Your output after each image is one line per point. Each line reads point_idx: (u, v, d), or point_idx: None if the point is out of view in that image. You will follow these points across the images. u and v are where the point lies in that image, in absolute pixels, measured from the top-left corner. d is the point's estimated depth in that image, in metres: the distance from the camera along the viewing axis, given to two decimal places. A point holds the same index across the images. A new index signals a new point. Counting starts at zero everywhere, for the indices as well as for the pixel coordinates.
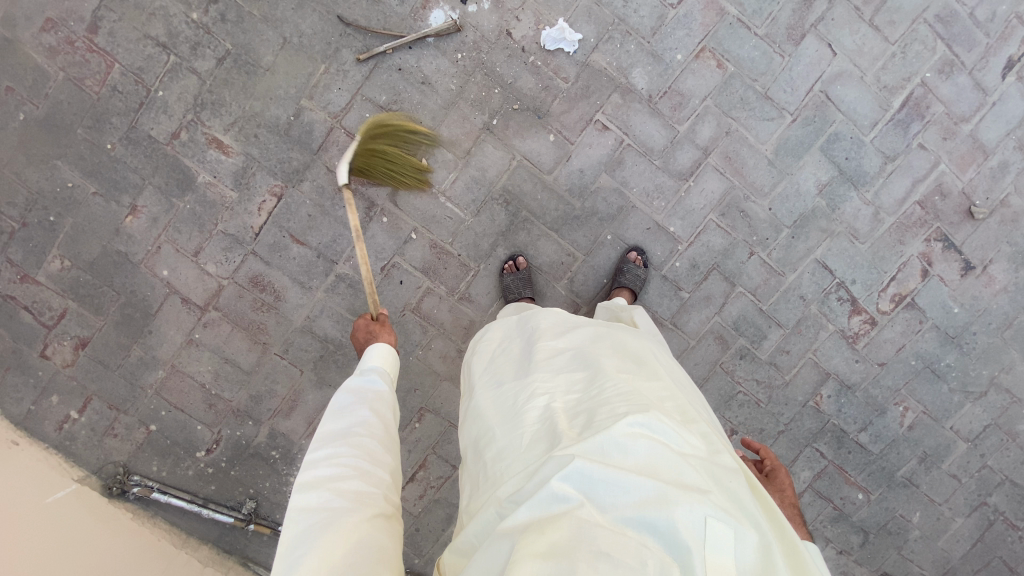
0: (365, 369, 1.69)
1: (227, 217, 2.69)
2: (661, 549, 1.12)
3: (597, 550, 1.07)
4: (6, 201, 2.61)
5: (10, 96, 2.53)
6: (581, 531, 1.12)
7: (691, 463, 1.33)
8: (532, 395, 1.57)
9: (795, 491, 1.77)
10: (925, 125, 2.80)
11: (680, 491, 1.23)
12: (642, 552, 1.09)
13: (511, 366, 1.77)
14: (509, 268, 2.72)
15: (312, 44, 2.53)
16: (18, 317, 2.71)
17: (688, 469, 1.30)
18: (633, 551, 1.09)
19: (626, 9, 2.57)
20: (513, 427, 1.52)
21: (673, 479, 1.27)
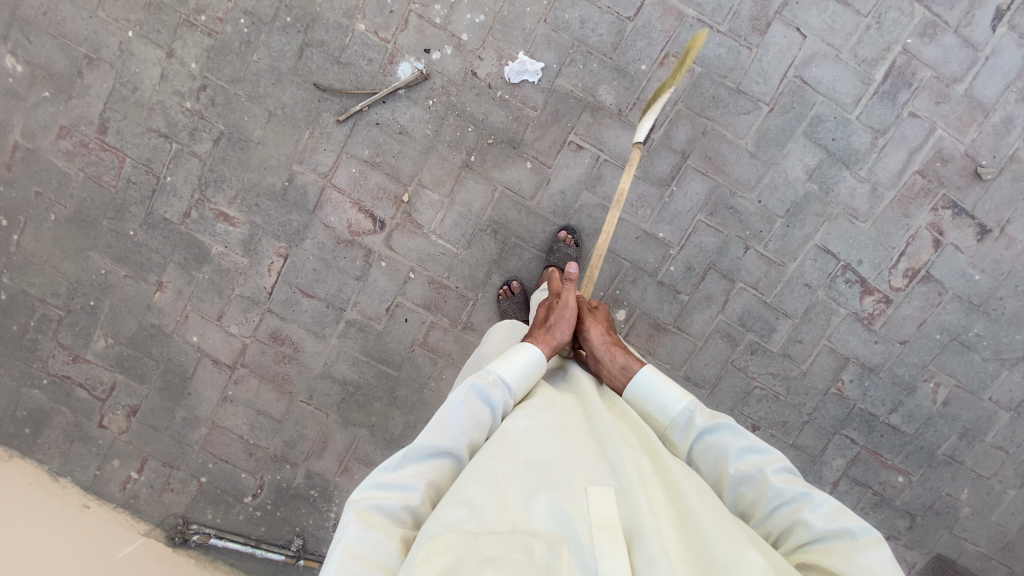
0: (497, 382, 1.64)
1: (242, 281, 2.91)
2: (545, 533, 1.29)
3: (484, 557, 1.21)
4: (51, 293, 2.92)
5: (42, 200, 2.82)
6: (474, 539, 1.25)
7: (576, 450, 1.50)
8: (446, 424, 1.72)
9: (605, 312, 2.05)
10: (914, 92, 2.68)
11: (555, 473, 1.41)
12: (529, 541, 1.26)
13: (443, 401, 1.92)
14: (505, 293, 2.81)
15: (295, 113, 2.72)
16: (76, 394, 3.02)
17: (564, 451, 1.48)
18: (518, 546, 1.24)
19: (583, 30, 2.62)
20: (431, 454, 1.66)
21: (551, 465, 1.44)
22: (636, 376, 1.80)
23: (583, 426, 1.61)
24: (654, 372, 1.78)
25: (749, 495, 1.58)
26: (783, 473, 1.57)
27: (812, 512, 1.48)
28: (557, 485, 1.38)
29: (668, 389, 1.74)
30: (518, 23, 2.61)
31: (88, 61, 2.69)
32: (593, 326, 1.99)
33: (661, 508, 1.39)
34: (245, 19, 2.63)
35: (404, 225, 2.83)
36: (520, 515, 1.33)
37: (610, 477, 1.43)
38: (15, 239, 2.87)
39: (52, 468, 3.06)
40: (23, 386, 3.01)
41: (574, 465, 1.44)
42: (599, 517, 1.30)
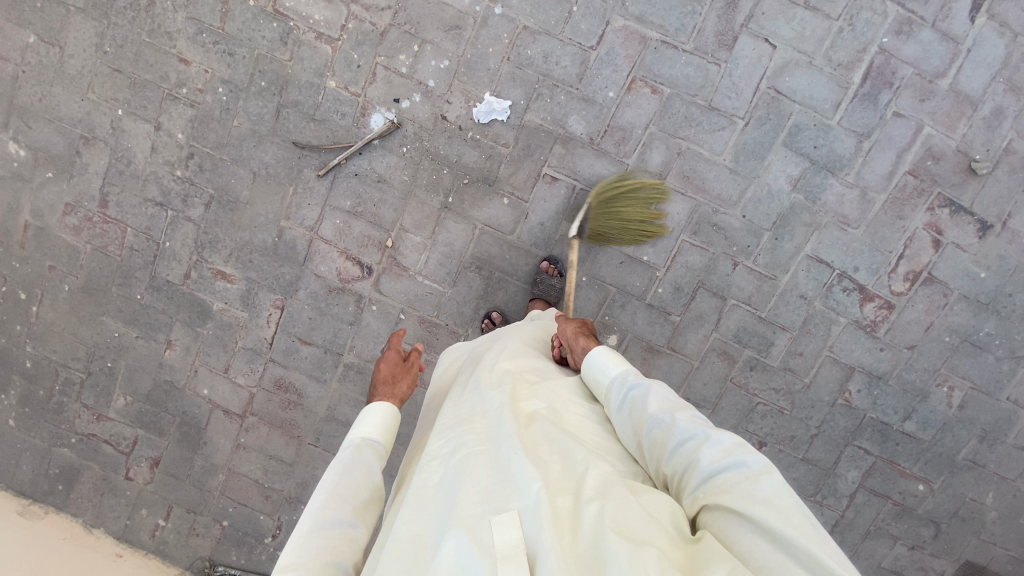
0: (363, 443, 1.70)
1: (244, 334, 3.03)
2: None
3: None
4: (72, 358, 3.11)
5: (55, 273, 3.00)
6: None
7: (469, 470, 1.43)
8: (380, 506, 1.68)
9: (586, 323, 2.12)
10: (896, 92, 2.58)
11: (456, 508, 1.34)
12: None
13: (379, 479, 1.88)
14: (485, 325, 2.82)
15: (277, 171, 2.82)
16: (102, 450, 3.20)
17: (465, 480, 1.40)
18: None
19: (548, 65, 2.63)
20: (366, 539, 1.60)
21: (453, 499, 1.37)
22: (590, 351, 1.89)
23: (488, 444, 1.51)
24: (605, 347, 1.85)
25: (660, 438, 1.55)
26: (690, 417, 1.55)
27: (711, 448, 1.43)
28: (460, 522, 1.30)
29: (607, 360, 1.82)
30: (482, 64, 2.64)
31: (84, 141, 2.83)
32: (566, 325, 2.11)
33: (569, 520, 1.28)
34: (223, 88, 2.74)
35: (391, 269, 2.89)
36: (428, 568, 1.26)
37: (513, 497, 1.32)
38: (35, 311, 3.06)
39: (87, 521, 3.26)
40: (53, 446, 3.19)
41: (474, 492, 1.37)
42: (498, 548, 1.22)
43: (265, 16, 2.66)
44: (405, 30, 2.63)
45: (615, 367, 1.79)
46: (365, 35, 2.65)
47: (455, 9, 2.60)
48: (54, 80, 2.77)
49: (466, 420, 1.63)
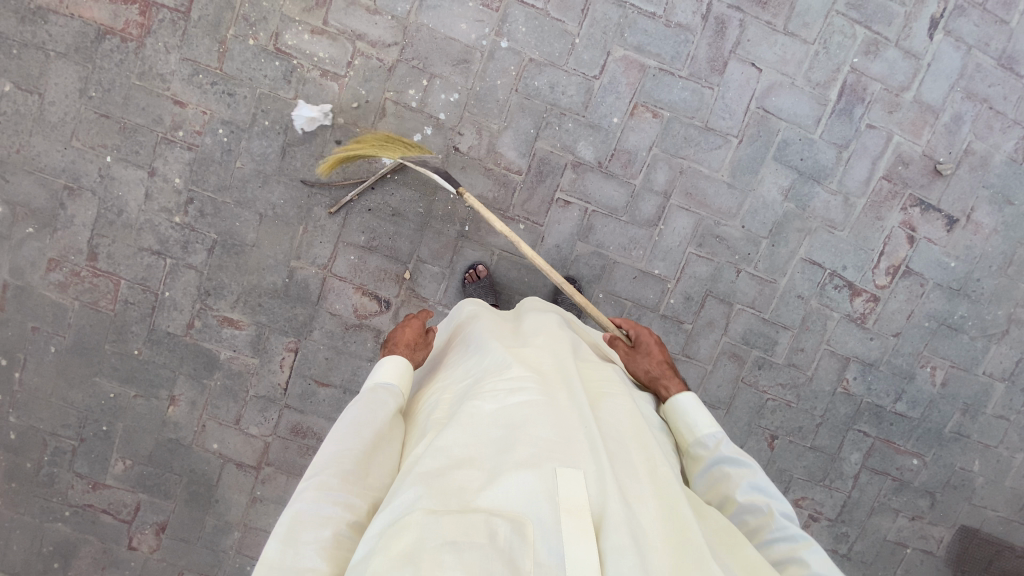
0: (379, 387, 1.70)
1: (255, 381, 2.89)
2: (509, 513, 1.24)
3: (442, 543, 1.15)
4: (62, 424, 2.88)
5: (39, 334, 2.78)
6: (427, 525, 1.18)
7: (547, 416, 1.42)
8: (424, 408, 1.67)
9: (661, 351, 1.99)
10: (867, 106, 2.87)
11: (530, 451, 1.34)
12: (492, 523, 1.21)
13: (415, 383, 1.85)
14: (470, 277, 2.81)
15: (286, 212, 2.75)
16: (100, 520, 2.97)
17: (536, 423, 1.41)
18: (480, 527, 1.19)
19: (555, 94, 2.73)
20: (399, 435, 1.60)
21: (520, 438, 1.38)
22: (678, 395, 1.80)
23: (556, 396, 1.52)
24: (696, 400, 1.76)
25: (752, 524, 1.56)
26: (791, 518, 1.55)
27: (810, 556, 1.46)
28: (528, 460, 1.32)
29: (701, 418, 1.73)
30: (492, 96, 2.70)
31: (69, 192, 2.66)
32: (639, 361, 2.00)
33: (633, 491, 1.36)
34: (224, 129, 2.66)
35: (409, 300, 2.87)
36: (482, 496, 1.27)
37: (587, 459, 1.34)
38: (18, 377, 2.83)
39: None
40: (45, 522, 2.95)
41: (548, 440, 1.37)
42: (568, 499, 1.24)
43: (266, 55, 2.62)
44: (413, 65, 2.66)
45: (708, 426, 1.71)
46: (372, 71, 2.66)
47: (463, 44, 2.66)
48: (34, 129, 2.60)
49: (529, 365, 1.62)
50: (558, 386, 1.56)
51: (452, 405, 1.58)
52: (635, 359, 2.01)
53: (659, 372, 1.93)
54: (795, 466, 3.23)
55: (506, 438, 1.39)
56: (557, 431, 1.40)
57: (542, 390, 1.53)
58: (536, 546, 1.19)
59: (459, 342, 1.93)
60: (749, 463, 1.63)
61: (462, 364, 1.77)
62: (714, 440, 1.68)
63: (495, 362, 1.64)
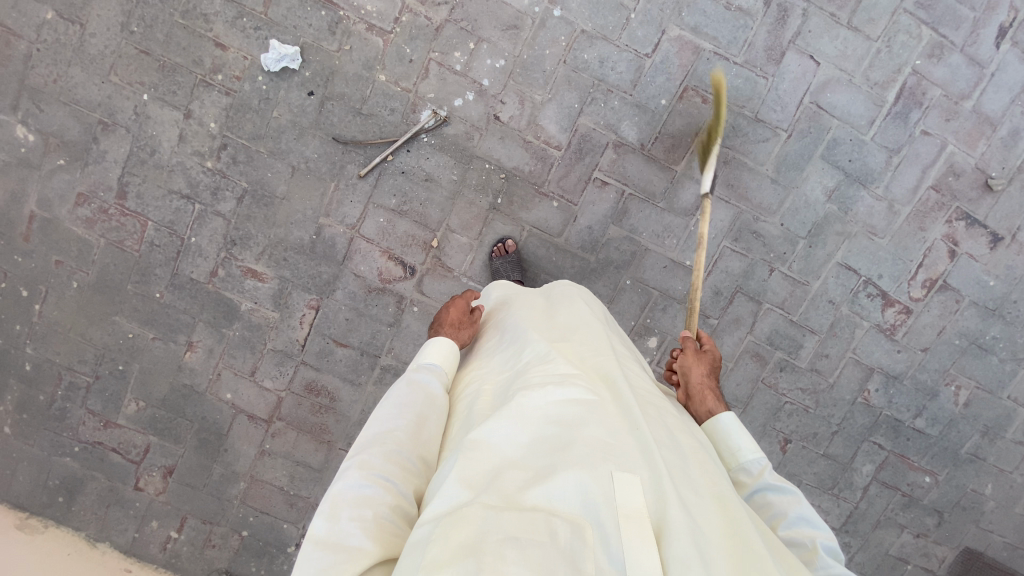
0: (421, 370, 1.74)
1: (275, 335, 2.87)
2: (565, 512, 1.19)
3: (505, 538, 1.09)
4: (78, 360, 2.89)
5: (61, 269, 2.77)
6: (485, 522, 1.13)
7: (599, 420, 1.38)
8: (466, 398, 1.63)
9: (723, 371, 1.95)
10: (925, 111, 2.77)
11: (583, 451, 1.29)
12: (551, 522, 1.15)
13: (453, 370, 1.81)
14: (498, 251, 2.76)
15: (319, 166, 2.70)
16: (110, 458, 3.00)
17: (589, 423, 1.37)
18: (540, 526, 1.13)
19: (604, 69, 2.64)
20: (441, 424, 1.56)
21: (574, 436, 1.33)
22: (724, 414, 1.76)
23: (605, 397, 1.48)
24: (736, 420, 1.71)
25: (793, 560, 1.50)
26: (831, 552, 1.49)
27: None
28: (584, 461, 1.27)
29: (745, 438, 1.69)
30: (539, 66, 2.63)
31: (102, 127, 2.62)
32: (695, 365, 1.93)
33: (691, 498, 1.29)
34: (264, 76, 2.60)
35: (434, 269, 2.83)
36: (536, 493, 1.22)
37: (640, 464, 1.29)
38: (37, 309, 2.82)
39: (90, 534, 3.06)
40: (54, 456, 2.99)
41: (599, 443, 1.32)
42: (626, 502, 1.19)
43: (313, 4, 2.55)
44: (461, 26, 2.59)
45: (752, 451, 1.66)
46: (419, 29, 2.58)
47: (514, 9, 2.58)
48: (72, 60, 2.56)
49: (573, 362, 1.59)
50: (604, 388, 1.52)
51: (495, 396, 1.55)
52: (696, 361, 1.93)
53: (705, 383, 1.89)
54: (806, 472, 3.19)
55: (559, 437, 1.34)
56: (610, 433, 1.35)
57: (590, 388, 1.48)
58: (596, 550, 1.14)
59: (500, 330, 1.91)
60: (795, 490, 1.59)
61: (502, 357, 1.74)
62: (760, 465, 1.64)
63: (539, 357, 1.60)
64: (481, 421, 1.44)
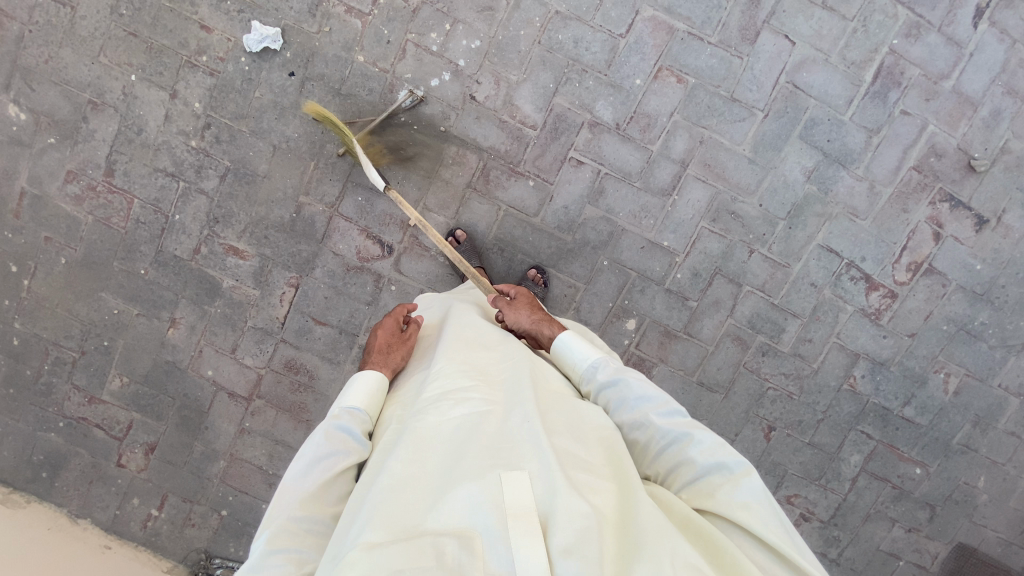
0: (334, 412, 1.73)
1: (255, 313, 2.91)
2: (456, 530, 1.24)
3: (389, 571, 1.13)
4: (65, 335, 2.96)
5: (50, 245, 2.86)
6: (370, 555, 1.17)
7: (486, 431, 1.43)
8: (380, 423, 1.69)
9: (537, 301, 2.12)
10: (903, 91, 2.75)
11: (468, 465, 1.34)
12: (438, 544, 1.19)
13: None
14: (451, 242, 2.79)
15: (299, 146, 2.76)
16: (93, 435, 3.05)
17: (477, 438, 1.42)
18: (426, 551, 1.17)
19: (578, 49, 2.68)
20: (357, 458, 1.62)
21: (461, 455, 1.37)
22: (560, 337, 1.91)
23: (497, 407, 1.52)
24: (570, 337, 1.87)
25: (642, 440, 1.64)
26: (670, 415, 1.62)
27: (692, 449, 1.54)
28: (468, 476, 1.31)
29: (580, 347, 1.85)
30: (513, 46, 2.67)
31: (92, 107, 2.72)
32: (519, 312, 2.07)
33: (590, 492, 1.33)
34: (246, 57, 2.68)
35: (411, 248, 2.86)
36: (426, 517, 1.27)
37: (526, 462, 1.35)
38: (26, 285, 2.91)
39: (73, 510, 3.11)
40: (40, 431, 3.04)
41: (485, 453, 1.37)
42: (509, 508, 1.23)
43: None
44: (437, 8, 2.65)
45: (586, 359, 1.83)
46: (396, 11, 2.65)
47: None
48: (64, 42, 2.67)
49: (469, 370, 1.64)
50: (493, 394, 1.56)
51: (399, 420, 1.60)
52: (515, 309, 2.07)
53: (533, 321, 2.02)
54: (791, 461, 3.11)
55: (448, 454, 1.39)
56: (496, 441, 1.40)
57: (476, 402, 1.52)
58: (489, 563, 1.18)
59: (413, 354, 1.97)
60: (624, 376, 1.73)
61: (413, 382, 1.78)
62: (593, 369, 1.80)
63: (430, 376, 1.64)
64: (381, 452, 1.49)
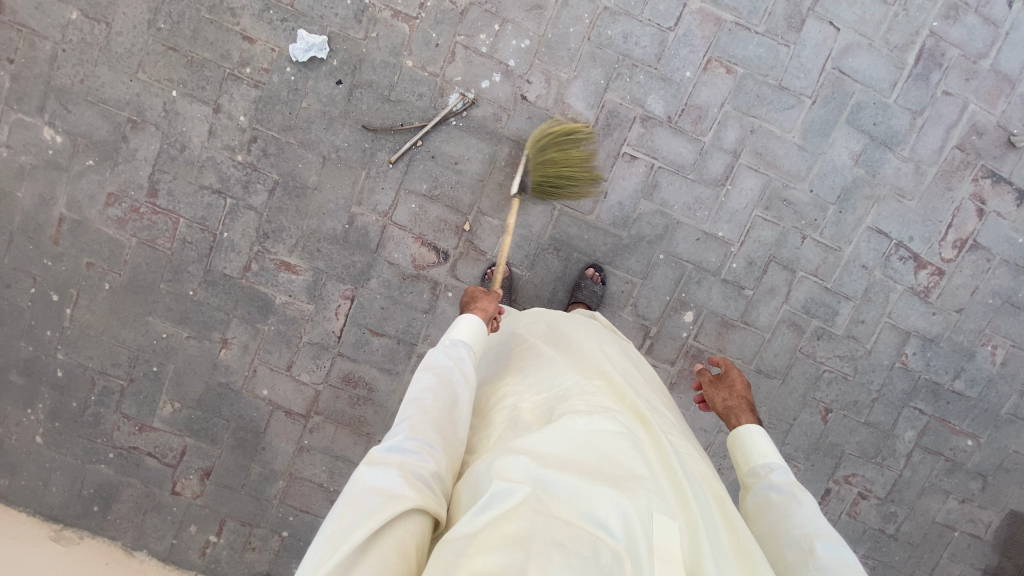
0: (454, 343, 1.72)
1: (310, 328, 2.85)
2: (606, 534, 1.17)
3: (552, 542, 1.08)
4: (111, 363, 2.86)
5: (93, 270, 2.76)
6: (534, 523, 1.13)
7: (641, 456, 1.41)
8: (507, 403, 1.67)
9: (745, 391, 2.01)
10: (944, 72, 2.80)
11: (625, 479, 1.31)
12: (594, 542, 1.13)
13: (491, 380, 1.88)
14: (491, 274, 2.79)
15: (349, 155, 2.71)
16: (145, 463, 2.96)
17: (629, 456, 1.39)
18: (585, 541, 1.12)
19: (627, 44, 2.68)
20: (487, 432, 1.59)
21: (620, 473, 1.33)
22: (749, 424, 1.83)
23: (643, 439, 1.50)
24: (763, 430, 1.80)
25: (790, 561, 1.49)
26: (837, 555, 1.46)
27: None
28: (625, 487, 1.27)
29: (764, 443, 1.77)
30: (563, 44, 2.66)
31: (132, 125, 2.64)
32: (719, 392, 2.05)
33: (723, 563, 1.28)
34: (292, 67, 2.63)
35: (467, 253, 2.83)
36: (578, 508, 1.21)
37: (678, 509, 1.31)
38: (68, 314, 2.80)
39: (127, 543, 3.01)
40: (88, 463, 2.94)
41: (640, 477, 1.33)
42: (664, 548, 1.18)
43: None
44: (485, 10, 2.63)
45: (772, 458, 1.74)
46: (444, 14, 2.63)
47: None
48: (100, 60, 2.59)
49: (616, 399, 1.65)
50: (643, 427, 1.56)
51: (537, 409, 1.59)
52: (716, 389, 2.06)
53: (722, 406, 2.00)
54: (848, 441, 3.15)
55: (603, 460, 1.36)
56: (649, 469, 1.38)
57: (634, 429, 1.51)
58: None
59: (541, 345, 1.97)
60: (796, 490, 1.63)
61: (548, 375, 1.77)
62: (768, 467, 1.72)
63: (584, 389, 1.62)
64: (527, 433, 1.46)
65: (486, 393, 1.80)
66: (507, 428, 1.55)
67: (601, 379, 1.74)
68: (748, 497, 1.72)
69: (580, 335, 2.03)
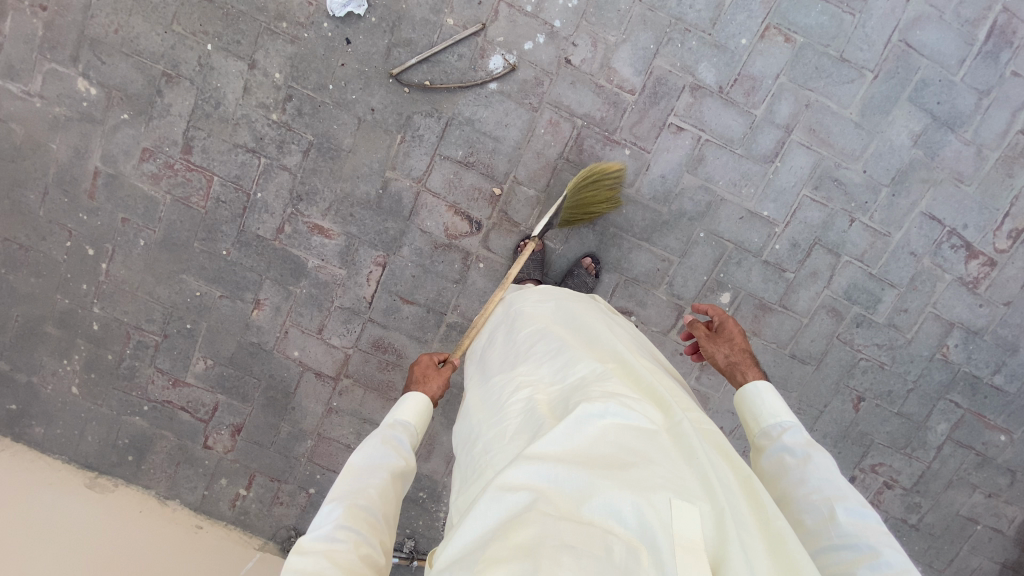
0: (397, 422, 1.72)
1: (341, 293, 2.84)
2: (621, 530, 1.08)
3: (562, 545, 1.02)
4: (146, 319, 2.90)
5: (128, 226, 2.76)
6: (544, 527, 1.07)
7: (658, 441, 1.28)
8: (516, 386, 1.56)
9: (744, 338, 1.96)
10: (1016, 51, 2.62)
11: (641, 467, 1.19)
12: (607, 540, 1.05)
13: (494, 357, 1.80)
14: (524, 247, 2.74)
15: (385, 117, 2.64)
16: (179, 417, 3.02)
17: (646, 443, 1.26)
18: (596, 541, 1.04)
19: (680, 8, 2.56)
20: (497, 419, 1.49)
21: (635, 463, 1.21)
22: (754, 381, 1.76)
23: (660, 422, 1.35)
24: (769, 387, 1.72)
25: (810, 528, 1.43)
26: (858, 518, 1.39)
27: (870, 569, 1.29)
28: (641, 478, 1.16)
29: (772, 401, 1.69)
30: (612, 5, 2.55)
31: (166, 79, 2.59)
32: (719, 347, 1.97)
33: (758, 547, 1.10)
34: (329, 22, 2.55)
35: (500, 225, 2.77)
36: (590, 501, 1.12)
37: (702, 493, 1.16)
38: (104, 269, 2.83)
39: (160, 492, 3.10)
40: (124, 415, 3.02)
41: (658, 463, 1.20)
42: (685, 533, 1.05)
43: None
44: None
45: (782, 416, 1.66)
46: None
47: None
48: (134, 10, 2.53)
49: (631, 380, 1.50)
50: (661, 411, 1.39)
51: (551, 394, 1.48)
52: (715, 344, 1.98)
53: (724, 362, 1.92)
54: (878, 431, 3.09)
55: (619, 452, 1.24)
56: (667, 454, 1.24)
57: (649, 410, 1.37)
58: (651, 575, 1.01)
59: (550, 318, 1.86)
60: (811, 449, 1.55)
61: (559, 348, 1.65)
62: (780, 428, 1.64)
63: (597, 373, 1.48)
64: (541, 426, 1.36)
65: (492, 379, 1.68)
66: (518, 415, 1.46)
67: (612, 359, 1.59)
68: (761, 460, 1.66)
69: (584, 309, 1.89)
